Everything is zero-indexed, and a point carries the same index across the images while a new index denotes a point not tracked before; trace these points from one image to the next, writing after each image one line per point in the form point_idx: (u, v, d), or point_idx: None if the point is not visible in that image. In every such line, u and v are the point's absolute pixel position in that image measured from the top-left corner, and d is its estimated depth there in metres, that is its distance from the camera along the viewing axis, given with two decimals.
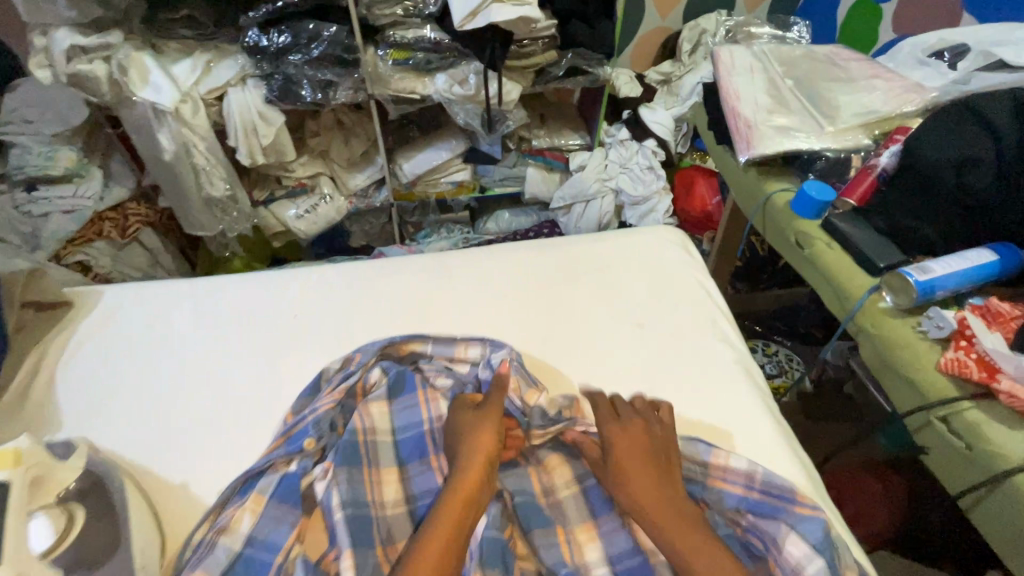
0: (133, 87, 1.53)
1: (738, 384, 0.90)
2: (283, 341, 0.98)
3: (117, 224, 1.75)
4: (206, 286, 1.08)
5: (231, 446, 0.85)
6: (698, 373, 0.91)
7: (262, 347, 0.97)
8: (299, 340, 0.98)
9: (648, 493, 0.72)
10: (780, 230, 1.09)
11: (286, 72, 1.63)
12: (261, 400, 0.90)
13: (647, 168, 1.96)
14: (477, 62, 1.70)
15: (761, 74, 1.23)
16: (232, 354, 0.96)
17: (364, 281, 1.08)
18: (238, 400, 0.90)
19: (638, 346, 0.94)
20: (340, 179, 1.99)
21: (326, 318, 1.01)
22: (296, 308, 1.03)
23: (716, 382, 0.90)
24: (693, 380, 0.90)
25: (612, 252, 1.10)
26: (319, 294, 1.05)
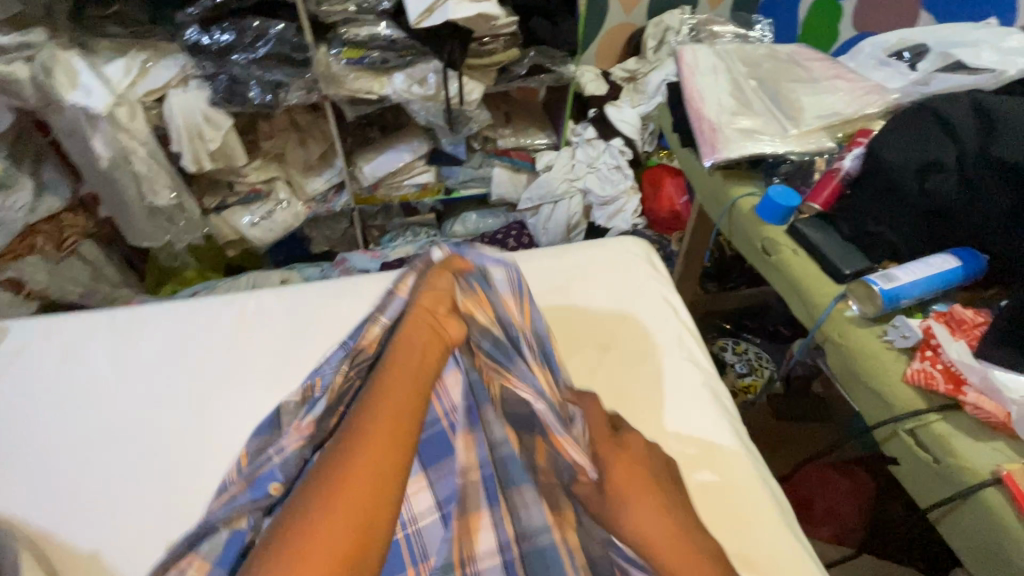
0: (60, 90, 1.39)
1: (706, 409, 0.87)
2: (217, 381, 0.93)
3: (52, 237, 1.63)
4: (128, 321, 1.01)
5: (156, 502, 0.81)
6: (672, 397, 0.88)
7: (194, 388, 0.93)
8: (234, 379, 0.94)
9: (661, 534, 0.66)
10: (746, 235, 1.07)
11: (230, 72, 1.54)
12: (191, 448, 0.86)
13: (614, 167, 1.94)
14: (436, 60, 1.63)
15: (724, 74, 1.20)
16: (161, 397, 0.92)
17: (307, 309, 1.03)
18: (166, 450, 0.86)
19: (615, 370, 0.91)
20: (297, 183, 1.89)
21: (265, 354, 0.97)
22: (231, 342, 0.98)
23: (689, 406, 0.87)
24: (667, 406, 0.87)
25: (573, 268, 1.06)
26: (257, 325, 1.01)
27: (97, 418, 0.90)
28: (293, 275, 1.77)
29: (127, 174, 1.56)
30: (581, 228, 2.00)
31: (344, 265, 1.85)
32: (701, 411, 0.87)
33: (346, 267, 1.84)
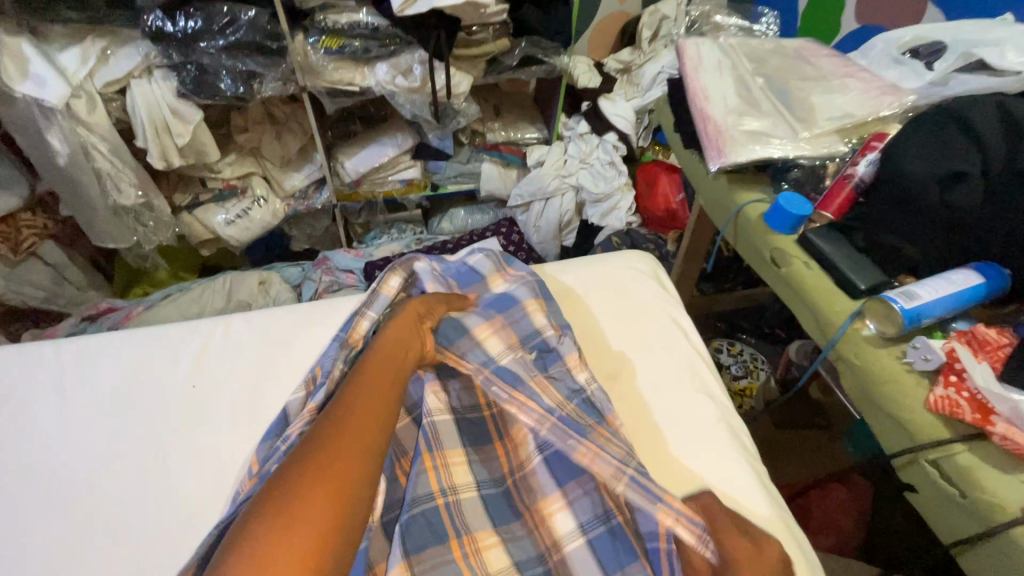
0: (9, 80, 1.28)
1: (721, 443, 0.81)
2: (179, 422, 0.86)
3: (9, 241, 1.50)
4: (82, 353, 0.94)
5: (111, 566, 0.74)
6: (692, 432, 0.82)
7: (155, 430, 0.86)
8: (197, 416, 0.87)
9: None
10: (753, 244, 1.02)
11: (199, 61, 1.42)
12: (152, 500, 0.79)
13: (608, 163, 1.86)
14: (421, 50, 1.52)
15: (729, 70, 1.13)
16: (119, 442, 0.85)
17: (278, 337, 0.96)
18: (123, 504, 0.79)
19: (636, 397, 0.86)
20: (274, 179, 1.78)
21: (231, 391, 0.89)
22: (195, 377, 0.91)
23: (708, 441, 0.82)
24: (688, 441, 0.81)
25: (576, 288, 0.99)
26: (224, 356, 0.94)
27: (50, 463, 0.83)
28: (274, 276, 1.67)
29: (88, 171, 1.45)
30: (573, 227, 1.92)
31: (325, 264, 1.75)
32: (715, 445, 0.81)
33: (326, 266, 1.73)
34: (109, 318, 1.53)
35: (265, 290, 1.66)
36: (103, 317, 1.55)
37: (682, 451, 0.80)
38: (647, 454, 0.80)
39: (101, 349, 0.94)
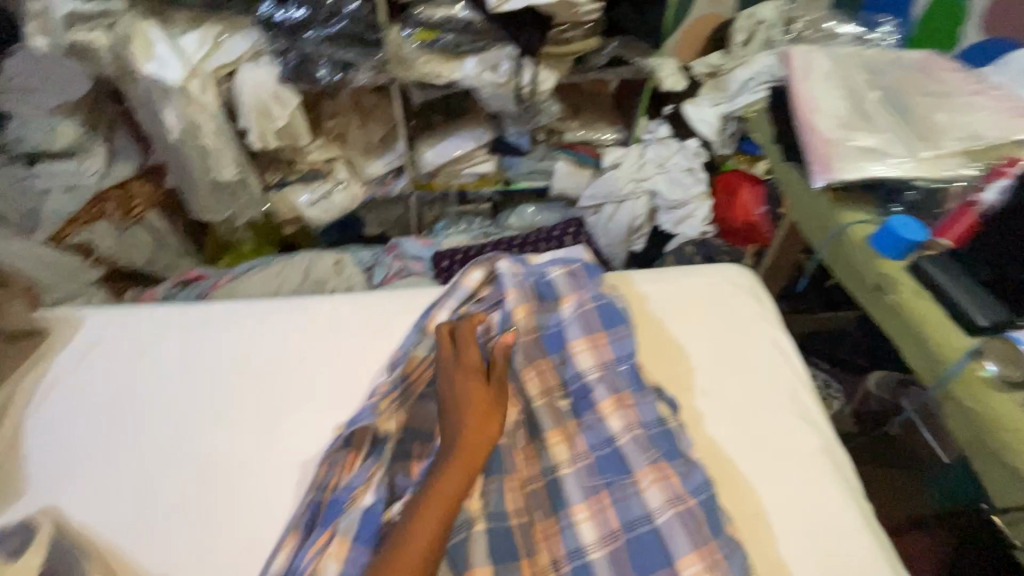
0: (135, 60, 1.38)
1: (822, 481, 0.71)
2: (292, 394, 0.80)
3: (121, 203, 1.56)
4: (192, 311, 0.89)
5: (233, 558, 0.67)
6: (787, 466, 0.73)
7: (266, 400, 0.80)
8: (309, 391, 0.81)
9: None
10: (855, 268, 0.96)
11: (302, 50, 1.48)
12: (272, 486, 0.72)
13: (687, 170, 1.80)
14: (511, 46, 1.53)
15: (841, 81, 1.07)
16: (235, 420, 0.78)
17: (378, 318, 0.89)
18: (242, 487, 0.72)
19: (729, 419, 0.76)
20: (357, 165, 1.84)
21: (343, 372, 0.83)
22: (304, 351, 0.85)
23: (804, 477, 0.72)
24: (783, 476, 0.72)
25: (657, 296, 0.88)
26: (333, 330, 0.87)
27: (162, 421, 0.78)
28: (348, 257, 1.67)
29: (194, 148, 1.51)
30: (644, 233, 1.84)
31: (395, 251, 1.77)
32: (823, 487, 0.71)
33: (397, 253, 1.74)
34: (198, 286, 1.59)
35: (339, 270, 1.65)
36: (192, 285, 1.61)
37: (780, 494, 0.70)
38: (742, 495, 0.70)
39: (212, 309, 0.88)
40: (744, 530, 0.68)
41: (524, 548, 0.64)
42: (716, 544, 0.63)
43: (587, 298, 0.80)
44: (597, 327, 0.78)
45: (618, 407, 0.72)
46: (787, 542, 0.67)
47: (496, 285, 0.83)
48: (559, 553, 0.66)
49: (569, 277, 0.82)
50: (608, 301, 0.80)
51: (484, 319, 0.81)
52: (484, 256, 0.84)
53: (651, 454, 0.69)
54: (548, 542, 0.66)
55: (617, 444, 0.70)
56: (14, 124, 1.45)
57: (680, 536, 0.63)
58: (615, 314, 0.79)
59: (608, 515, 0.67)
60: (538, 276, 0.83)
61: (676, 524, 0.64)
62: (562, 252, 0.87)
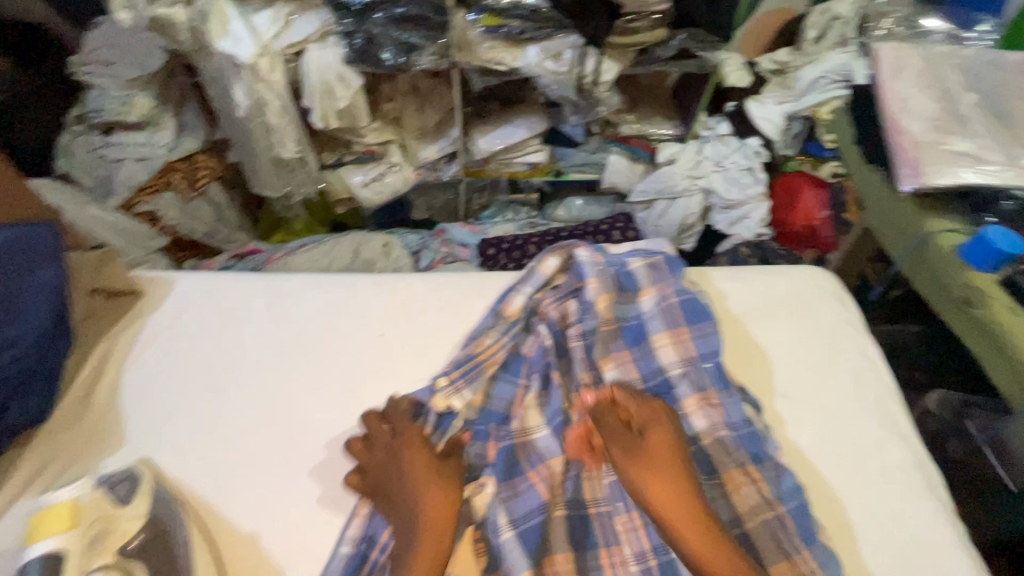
0: (211, 37, 1.30)
1: (910, 494, 0.69)
2: (375, 369, 0.80)
3: (186, 176, 1.49)
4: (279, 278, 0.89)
5: (323, 527, 0.68)
6: (874, 477, 0.70)
7: (350, 372, 0.80)
8: (391, 367, 0.81)
9: None
10: (941, 278, 0.93)
11: (369, 31, 1.39)
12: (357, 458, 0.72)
13: (745, 169, 1.70)
14: (576, 34, 1.43)
15: (932, 81, 1.02)
16: (322, 390, 0.78)
17: (454, 298, 0.88)
18: (330, 457, 0.73)
19: (814, 425, 0.74)
20: (410, 149, 1.70)
21: (423, 351, 0.82)
22: (384, 326, 0.84)
23: (892, 489, 0.69)
24: (870, 487, 0.69)
25: (735, 295, 0.85)
26: (413, 309, 0.87)
27: (251, 382, 0.78)
28: (396, 240, 1.55)
29: (260, 125, 1.43)
30: (695, 232, 1.78)
31: (442, 236, 1.62)
32: (911, 501, 0.69)
33: (445, 238, 1.60)
34: (253, 260, 1.49)
35: (387, 254, 1.53)
36: (247, 258, 1.50)
37: (869, 506, 0.68)
38: (828, 503, 0.68)
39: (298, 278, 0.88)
40: (835, 539, 0.66)
41: (603, 539, 0.68)
42: (808, 554, 0.63)
43: (672, 293, 0.79)
44: (681, 322, 0.77)
45: (703, 405, 0.71)
46: (877, 553, 0.65)
47: (577, 273, 0.82)
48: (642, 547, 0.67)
49: (650, 270, 0.82)
50: (693, 296, 0.78)
51: (563, 305, 0.80)
52: (564, 242, 0.82)
53: (737, 458, 0.68)
54: (630, 535, 0.68)
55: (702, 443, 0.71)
56: (93, 94, 1.41)
57: (770, 545, 0.64)
58: (701, 310, 0.77)
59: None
60: (619, 265, 0.83)
61: (763, 530, 0.64)
62: (643, 244, 0.85)
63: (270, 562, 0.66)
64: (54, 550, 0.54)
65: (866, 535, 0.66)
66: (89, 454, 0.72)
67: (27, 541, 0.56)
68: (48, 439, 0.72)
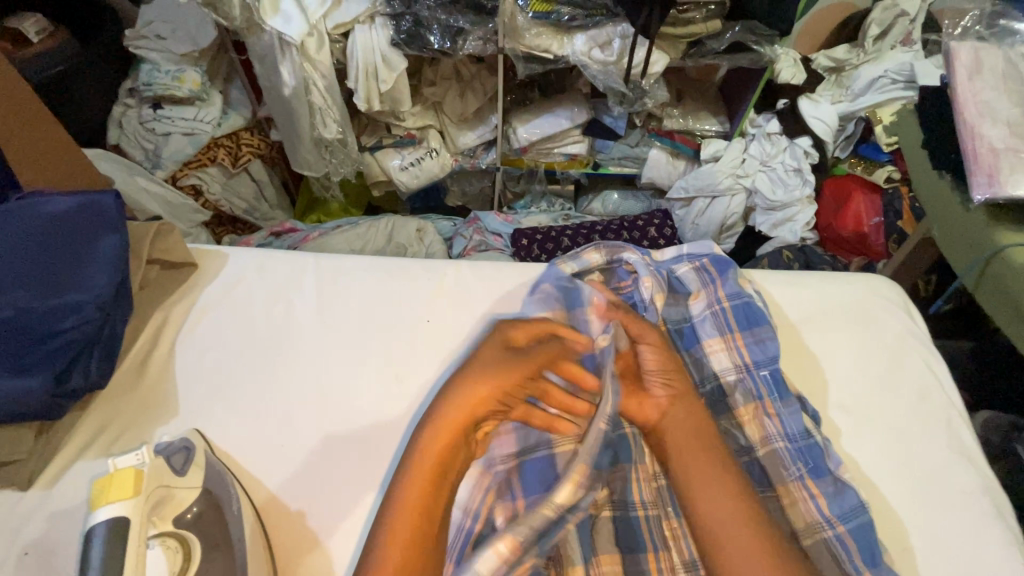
0: (262, 13, 1.27)
1: (980, 524, 0.65)
2: (422, 355, 0.80)
3: (230, 152, 1.50)
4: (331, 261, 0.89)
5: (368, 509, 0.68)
6: (938, 502, 0.67)
7: (396, 356, 0.80)
8: (437, 356, 0.80)
9: None
10: (1010, 293, 0.88)
11: (418, 13, 1.33)
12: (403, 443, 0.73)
13: (793, 169, 1.62)
14: (627, 22, 1.34)
15: (1013, 84, 0.96)
16: (369, 372, 0.78)
17: (500, 290, 0.87)
18: (377, 439, 0.73)
19: (875, 443, 0.70)
20: (450, 134, 1.66)
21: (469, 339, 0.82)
22: (431, 313, 0.84)
23: (961, 518, 0.66)
24: (936, 513, 0.66)
25: (792, 303, 0.82)
26: (460, 298, 0.86)
27: (299, 360, 0.79)
28: (430, 225, 1.54)
29: (305, 104, 1.41)
30: (736, 232, 1.72)
31: (475, 224, 1.59)
32: (980, 531, 0.65)
33: (479, 226, 1.57)
34: (290, 238, 1.49)
35: (420, 239, 1.52)
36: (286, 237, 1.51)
37: (935, 531, 0.65)
38: (890, 526, 0.65)
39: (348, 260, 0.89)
40: (898, 563, 0.63)
41: (649, 542, 0.67)
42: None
43: (724, 296, 0.78)
44: (734, 328, 0.76)
45: (757, 415, 0.70)
46: None
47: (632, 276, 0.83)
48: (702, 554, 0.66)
49: (698, 273, 0.81)
50: (747, 300, 0.77)
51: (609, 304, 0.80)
52: (609, 242, 0.84)
53: (795, 471, 0.67)
54: (678, 543, 0.67)
55: (755, 454, 0.69)
56: (145, 68, 1.42)
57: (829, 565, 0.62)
58: (755, 316, 0.75)
59: None
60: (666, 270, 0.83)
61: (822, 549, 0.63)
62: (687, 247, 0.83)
63: (315, 540, 0.66)
64: (120, 518, 0.52)
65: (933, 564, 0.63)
66: (143, 424, 0.73)
67: (90, 503, 0.53)
68: (105, 405, 0.74)
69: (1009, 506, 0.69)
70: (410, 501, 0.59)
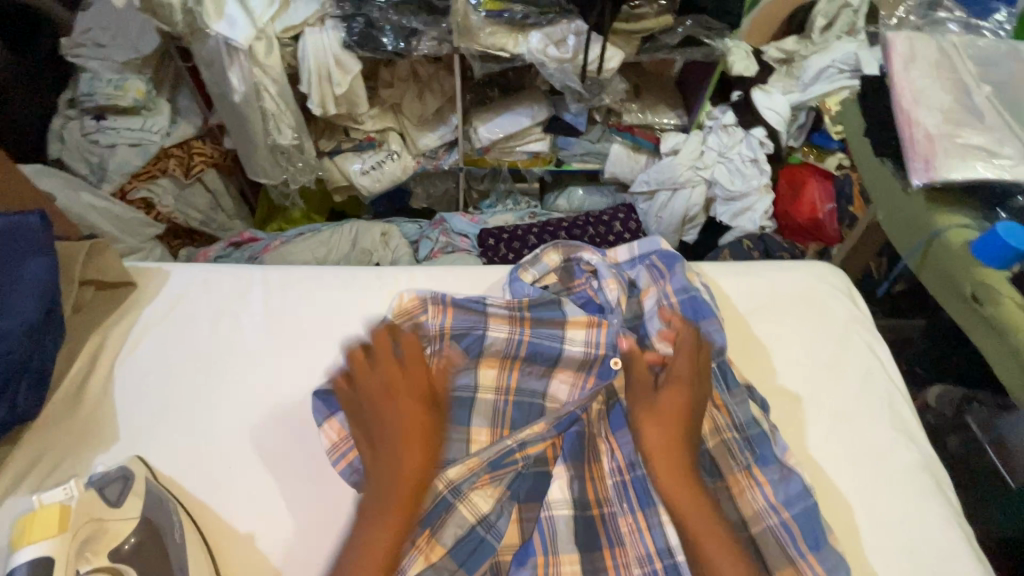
0: (206, 19, 1.21)
1: (919, 499, 0.68)
2: None
3: (181, 162, 1.43)
4: (279, 275, 0.87)
5: (321, 527, 0.67)
6: (878, 480, 0.69)
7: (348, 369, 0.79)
8: None
9: None
10: (948, 272, 0.91)
11: (368, 15, 1.30)
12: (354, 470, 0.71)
13: (750, 160, 1.64)
14: (581, 20, 1.32)
15: (947, 73, 0.99)
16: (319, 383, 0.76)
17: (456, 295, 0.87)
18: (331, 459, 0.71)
19: (822, 427, 0.72)
20: (410, 137, 1.62)
21: None
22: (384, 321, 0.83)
23: (900, 495, 0.68)
24: (875, 492, 0.68)
25: (740, 293, 0.84)
26: None
27: (246, 379, 0.77)
28: (395, 229, 1.50)
29: (256, 111, 1.35)
30: (698, 223, 1.74)
31: (441, 226, 1.57)
32: (919, 506, 0.67)
33: (444, 229, 1.54)
34: (250, 248, 1.43)
35: (386, 243, 1.48)
36: (245, 247, 1.45)
37: (880, 510, 0.67)
38: (836, 507, 0.67)
39: (296, 274, 0.87)
40: (842, 543, 0.64)
41: (607, 539, 0.68)
42: (814, 558, 0.62)
43: (671, 291, 0.79)
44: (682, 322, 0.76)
45: (707, 407, 0.71)
46: (885, 561, 0.64)
47: (597, 278, 0.83)
48: (658, 548, 0.66)
49: (648, 270, 0.82)
50: (693, 294, 0.78)
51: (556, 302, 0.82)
52: (569, 242, 0.84)
53: (742, 461, 0.67)
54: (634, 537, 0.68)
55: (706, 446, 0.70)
56: (84, 77, 1.34)
57: (775, 548, 0.64)
58: (702, 308, 0.76)
59: None
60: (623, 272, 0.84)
61: (769, 535, 0.64)
62: (637, 247, 0.86)
63: (266, 562, 0.65)
64: (44, 558, 0.53)
65: (874, 542, 0.65)
66: (80, 455, 0.70)
67: (15, 544, 0.55)
68: (35, 440, 0.70)
69: (948, 481, 0.72)
70: (390, 517, 0.60)
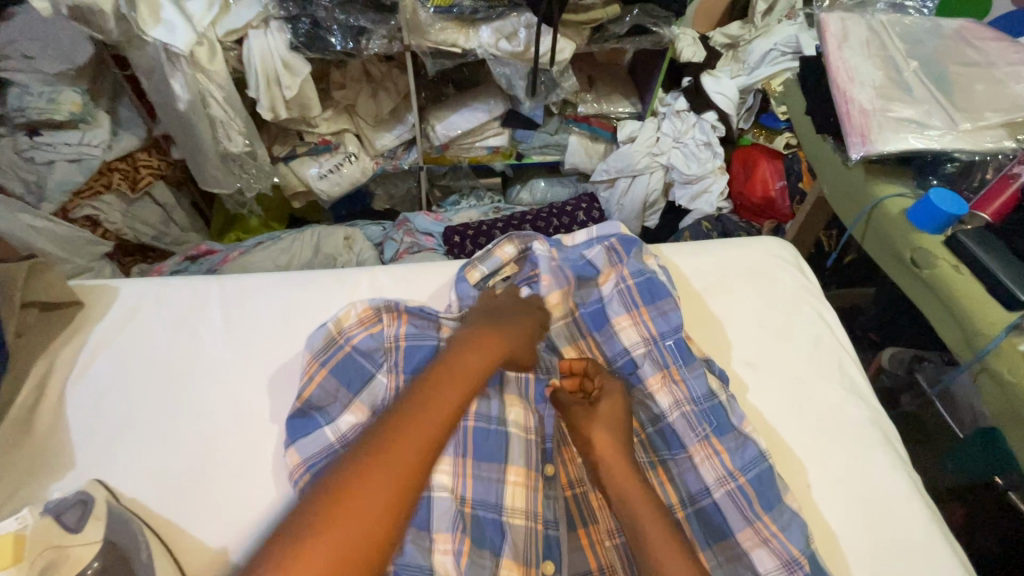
0: (141, 25, 1.15)
1: (870, 451, 0.72)
2: None
3: (127, 176, 1.38)
4: (234, 285, 0.85)
5: None
6: (832, 435, 0.73)
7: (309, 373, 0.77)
8: None
9: None
10: (888, 240, 0.96)
11: (314, 14, 1.25)
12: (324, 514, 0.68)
13: (704, 144, 1.68)
14: (530, 12, 1.31)
15: (878, 50, 1.05)
16: (284, 392, 0.75)
17: (416, 294, 0.86)
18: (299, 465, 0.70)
19: (779, 391, 0.76)
20: (367, 138, 1.59)
21: None
22: None
23: (852, 450, 0.72)
24: (828, 446, 0.72)
25: (695, 272, 0.87)
26: None
27: (209, 387, 0.75)
28: (359, 232, 1.47)
29: (203, 117, 1.30)
30: (658, 208, 1.78)
31: (406, 226, 1.55)
32: (869, 459, 0.71)
33: (409, 228, 1.52)
34: (207, 261, 1.37)
35: (350, 247, 1.45)
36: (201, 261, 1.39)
37: (832, 465, 0.70)
38: (793, 468, 0.70)
39: (250, 281, 0.85)
40: (801, 502, 0.68)
41: (580, 519, 0.72)
42: (769, 518, 0.64)
43: (629, 274, 0.81)
44: (640, 303, 0.79)
45: (665, 382, 0.75)
46: (840, 515, 0.67)
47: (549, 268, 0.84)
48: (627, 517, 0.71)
49: (607, 253, 0.83)
50: (649, 275, 0.80)
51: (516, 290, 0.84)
52: (523, 232, 0.85)
53: (701, 432, 0.71)
54: (603, 511, 0.72)
55: (666, 419, 0.74)
56: (13, 91, 1.25)
57: (734, 511, 0.67)
58: (657, 289, 0.79)
59: (667, 489, 0.71)
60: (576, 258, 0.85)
61: (728, 501, 0.67)
62: (596, 230, 0.86)
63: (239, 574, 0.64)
64: None
65: (827, 495, 0.68)
66: (35, 484, 0.67)
67: None
68: None
69: (897, 434, 0.77)
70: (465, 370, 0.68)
